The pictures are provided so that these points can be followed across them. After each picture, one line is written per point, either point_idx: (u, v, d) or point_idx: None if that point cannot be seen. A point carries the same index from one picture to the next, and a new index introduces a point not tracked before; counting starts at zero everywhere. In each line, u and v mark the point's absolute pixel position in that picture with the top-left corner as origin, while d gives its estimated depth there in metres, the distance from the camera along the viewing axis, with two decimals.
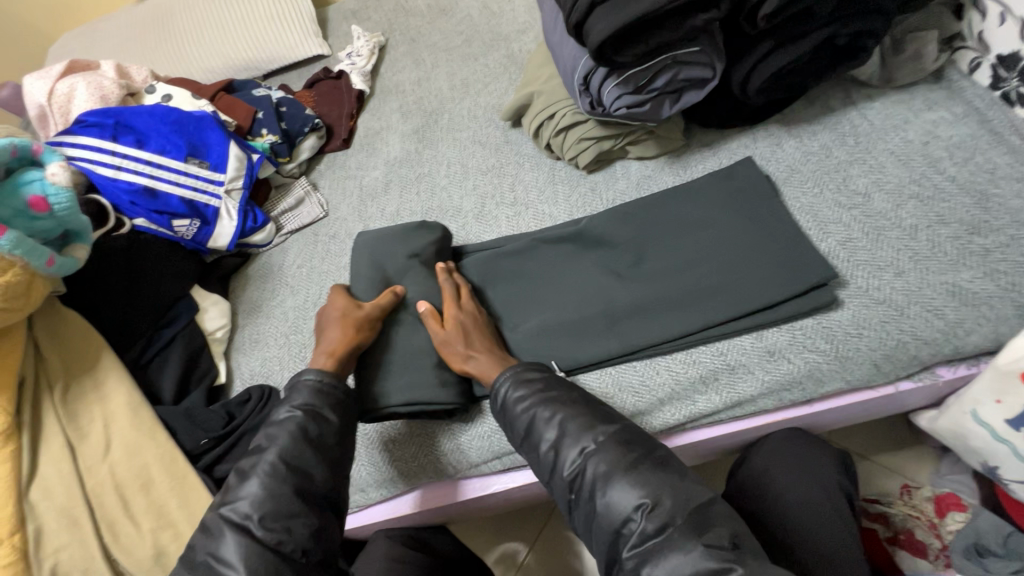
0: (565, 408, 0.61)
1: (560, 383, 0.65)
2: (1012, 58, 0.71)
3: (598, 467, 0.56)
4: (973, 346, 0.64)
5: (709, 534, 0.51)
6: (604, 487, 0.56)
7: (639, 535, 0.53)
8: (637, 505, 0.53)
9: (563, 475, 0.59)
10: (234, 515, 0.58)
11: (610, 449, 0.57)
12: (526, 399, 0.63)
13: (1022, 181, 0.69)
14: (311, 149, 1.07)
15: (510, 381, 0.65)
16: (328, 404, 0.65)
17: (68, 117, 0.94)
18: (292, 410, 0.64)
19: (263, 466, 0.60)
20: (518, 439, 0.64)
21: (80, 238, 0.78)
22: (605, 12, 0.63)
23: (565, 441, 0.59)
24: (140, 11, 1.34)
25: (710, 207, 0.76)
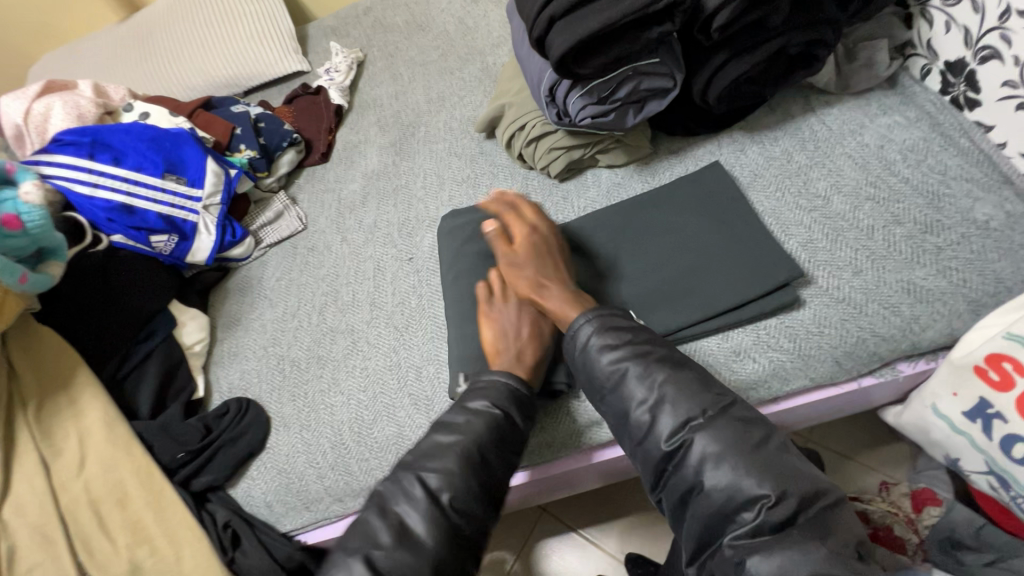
0: (663, 369, 0.61)
1: (656, 341, 0.65)
2: (959, 64, 0.74)
3: (709, 447, 0.56)
4: (930, 342, 0.67)
5: (831, 540, 0.50)
6: (711, 467, 0.55)
7: (750, 527, 0.52)
8: (759, 497, 0.53)
9: (660, 444, 0.59)
10: (429, 484, 0.60)
11: (719, 428, 0.57)
12: (617, 351, 0.63)
13: (971, 182, 0.71)
14: (290, 163, 1.08)
15: (595, 327, 0.65)
16: (517, 407, 0.65)
17: (45, 136, 0.94)
18: (490, 406, 0.64)
19: (458, 447, 0.61)
20: (602, 392, 0.64)
21: (56, 254, 0.78)
22: (564, 26, 0.65)
23: (664, 406, 0.59)
24: (117, 31, 1.36)
25: (680, 211, 0.77)
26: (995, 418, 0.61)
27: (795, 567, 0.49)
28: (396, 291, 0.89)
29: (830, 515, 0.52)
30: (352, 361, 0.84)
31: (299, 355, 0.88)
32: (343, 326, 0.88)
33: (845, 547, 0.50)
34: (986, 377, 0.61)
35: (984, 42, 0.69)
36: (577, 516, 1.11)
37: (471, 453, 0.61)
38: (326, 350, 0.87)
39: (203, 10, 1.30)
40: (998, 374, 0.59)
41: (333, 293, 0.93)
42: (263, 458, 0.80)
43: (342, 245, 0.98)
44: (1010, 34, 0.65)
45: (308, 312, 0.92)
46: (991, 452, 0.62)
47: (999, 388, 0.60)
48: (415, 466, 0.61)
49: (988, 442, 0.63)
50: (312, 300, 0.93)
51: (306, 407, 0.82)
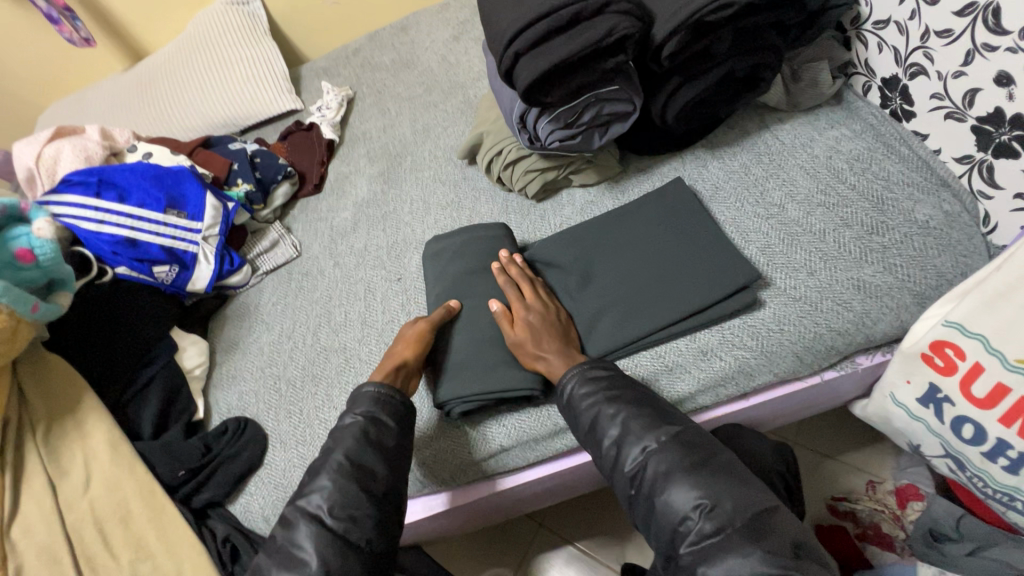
0: (628, 407, 0.66)
1: (628, 384, 0.69)
2: (893, 80, 0.81)
3: (659, 466, 0.61)
4: (882, 333, 0.71)
5: (768, 541, 0.53)
6: (664, 485, 0.60)
7: (697, 534, 0.56)
8: (697, 505, 0.57)
9: (624, 471, 0.64)
10: (309, 508, 0.63)
11: (671, 449, 0.62)
12: (592, 395, 0.68)
13: (912, 186, 0.77)
14: (284, 196, 1.15)
15: (577, 378, 0.70)
16: (387, 411, 0.70)
17: (54, 177, 1.01)
18: (356, 416, 0.70)
19: (331, 464, 0.66)
20: (582, 433, 0.69)
21: (64, 286, 0.84)
22: (529, 60, 0.72)
23: (627, 438, 0.64)
24: (122, 78, 1.45)
25: (646, 223, 0.83)
26: (944, 402, 0.65)
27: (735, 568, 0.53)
28: (386, 310, 0.94)
29: (765, 519, 0.55)
30: (345, 377, 0.88)
31: (295, 374, 0.92)
32: (336, 345, 0.93)
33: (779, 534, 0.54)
34: (932, 363, 0.65)
35: (911, 60, 0.75)
36: (574, 529, 1.13)
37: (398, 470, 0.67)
38: (320, 369, 0.91)
39: (202, 56, 1.39)
40: (942, 360, 0.64)
41: (326, 314, 0.98)
42: (260, 474, 0.84)
43: (334, 269, 1.03)
44: (931, 52, 0.72)
45: (303, 333, 0.97)
46: (944, 434, 0.67)
47: (945, 373, 0.64)
48: (299, 498, 0.65)
49: (940, 425, 0.67)
50: (306, 322, 0.98)
51: (302, 423, 0.86)
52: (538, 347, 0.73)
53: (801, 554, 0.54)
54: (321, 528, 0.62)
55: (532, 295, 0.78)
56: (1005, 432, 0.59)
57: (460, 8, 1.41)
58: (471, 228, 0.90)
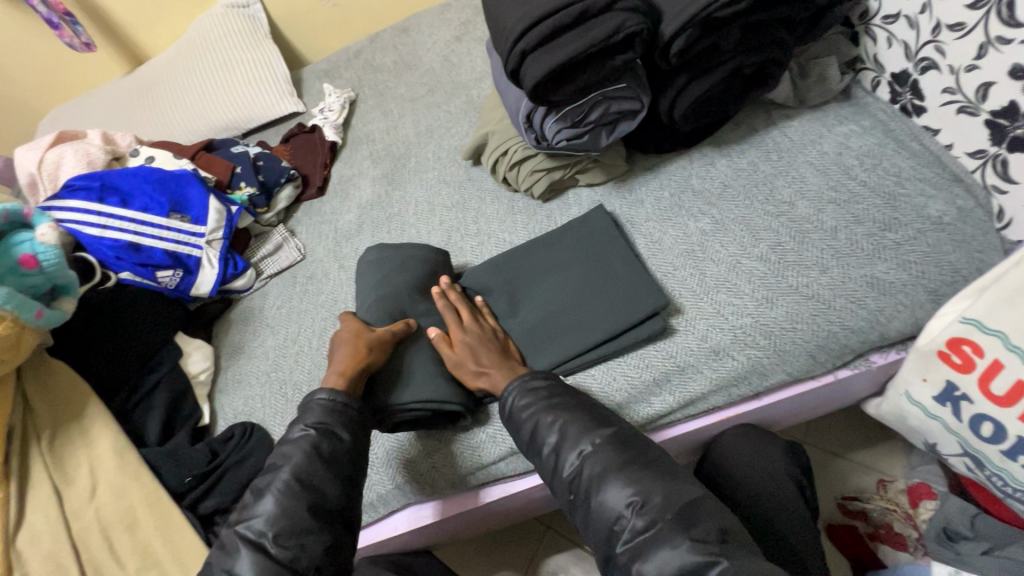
0: (566, 413, 0.65)
1: (568, 391, 0.68)
2: (903, 75, 0.80)
3: (593, 469, 0.61)
4: (897, 331, 0.71)
5: (695, 529, 0.54)
6: (599, 485, 0.60)
7: (629, 532, 0.57)
8: (630, 502, 0.57)
9: (563, 476, 0.63)
10: (249, 532, 0.62)
11: (605, 452, 0.61)
12: (531, 406, 0.67)
13: (925, 181, 0.76)
14: (288, 199, 1.14)
15: (516, 391, 0.68)
16: (341, 423, 0.68)
17: (57, 182, 1.00)
18: (305, 428, 0.67)
19: (277, 485, 0.63)
20: (521, 443, 0.68)
21: (68, 292, 0.83)
22: (536, 58, 0.71)
23: (565, 443, 0.63)
24: (123, 82, 1.44)
25: (602, 236, 0.83)
26: (962, 400, 0.64)
27: (669, 566, 0.53)
28: None
29: (697, 508, 0.56)
30: None
31: (301, 379, 0.91)
32: None
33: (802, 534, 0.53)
34: (949, 360, 0.64)
35: (922, 54, 0.75)
36: (582, 531, 1.12)
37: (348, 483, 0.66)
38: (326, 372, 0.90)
39: (202, 59, 1.38)
40: (960, 357, 0.63)
41: (331, 317, 0.97)
42: None
43: (339, 272, 1.03)
44: (943, 46, 0.71)
45: (308, 336, 0.96)
46: (962, 432, 0.66)
47: (963, 370, 0.63)
48: (239, 521, 0.63)
49: (958, 423, 0.66)
50: (311, 326, 0.97)
51: None
52: (477, 363, 0.73)
53: (729, 539, 0.54)
54: (263, 557, 0.59)
55: (473, 315, 0.79)
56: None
57: (463, 8, 1.40)
58: (399, 245, 0.88)
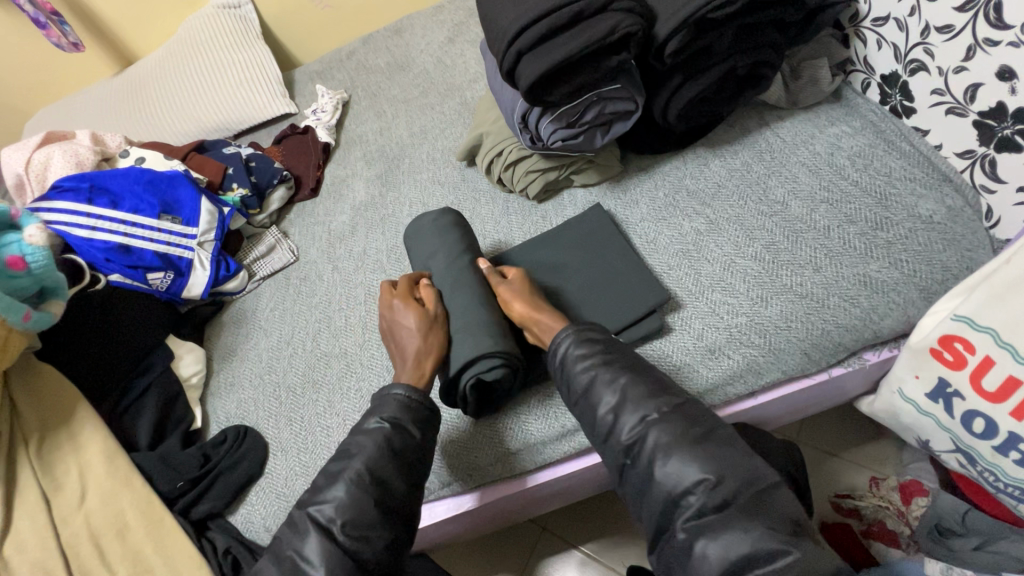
0: (626, 374, 0.65)
1: (623, 351, 0.68)
2: (893, 76, 0.81)
3: (660, 438, 0.59)
4: (889, 329, 0.72)
5: (768, 515, 0.54)
6: (664, 457, 0.58)
7: (696, 510, 0.55)
8: (700, 480, 0.56)
9: (621, 440, 0.62)
10: (320, 517, 0.62)
11: (672, 421, 0.60)
12: (587, 360, 0.67)
13: (914, 181, 0.77)
14: (281, 200, 1.14)
15: (572, 338, 0.68)
16: (412, 419, 0.68)
17: (45, 183, 0.99)
18: (381, 420, 0.67)
19: (348, 473, 0.64)
20: (574, 399, 0.67)
21: (57, 293, 0.82)
22: (531, 59, 0.71)
23: (625, 406, 0.63)
24: (113, 82, 1.42)
25: (606, 232, 0.84)
26: (954, 397, 0.65)
27: (735, 550, 0.52)
28: None
29: (770, 495, 0.55)
30: (347, 383, 0.87)
31: (295, 381, 0.90)
32: (337, 350, 0.91)
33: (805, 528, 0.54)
34: (941, 357, 0.65)
35: (912, 56, 0.76)
36: (577, 533, 1.12)
37: (363, 474, 0.63)
38: (321, 374, 0.89)
39: (193, 59, 1.37)
40: (952, 354, 0.63)
41: (325, 319, 0.96)
42: (261, 483, 0.82)
43: (333, 273, 1.02)
44: (932, 48, 0.72)
45: (302, 338, 0.95)
46: (954, 428, 0.66)
47: (954, 367, 0.64)
48: (309, 504, 0.64)
49: (951, 419, 0.66)
50: (305, 327, 0.96)
51: (302, 430, 0.84)
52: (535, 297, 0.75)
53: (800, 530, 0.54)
54: (330, 541, 0.60)
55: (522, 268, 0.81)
56: (1016, 425, 0.59)
57: (456, 10, 1.40)
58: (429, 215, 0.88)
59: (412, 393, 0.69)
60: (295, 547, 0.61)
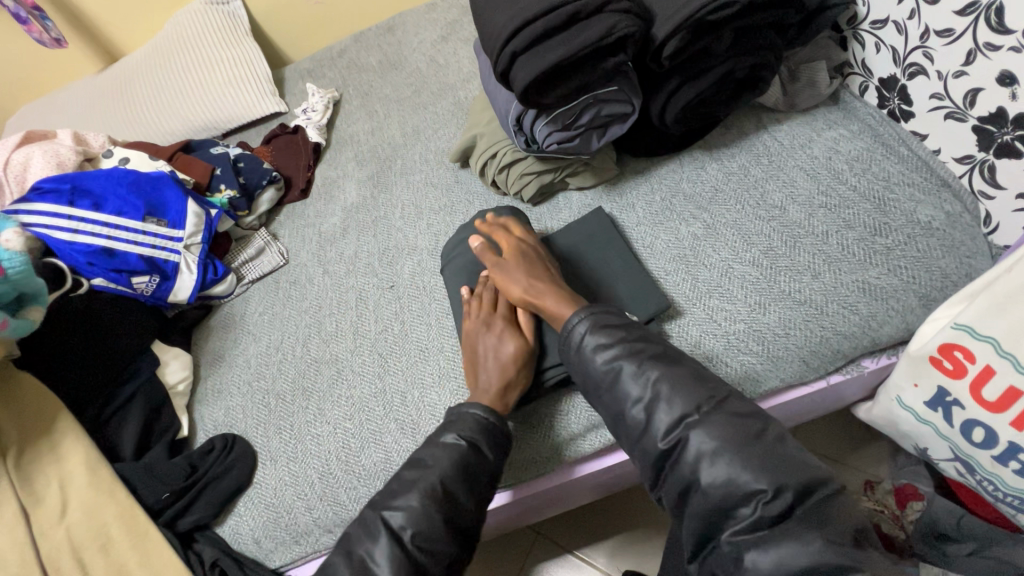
0: (658, 367, 0.63)
1: (650, 338, 0.67)
2: (891, 80, 0.80)
3: (704, 443, 0.57)
4: (888, 336, 0.71)
5: (829, 528, 0.51)
6: (710, 463, 0.56)
7: (747, 523, 0.54)
8: (757, 492, 0.54)
9: (657, 440, 0.60)
10: (391, 523, 0.61)
11: (714, 422, 0.58)
12: (613, 350, 0.65)
13: (912, 186, 0.77)
14: (270, 202, 1.11)
15: (590, 325, 0.67)
16: (489, 441, 0.66)
17: (25, 184, 0.96)
18: (459, 437, 0.66)
19: (425, 484, 0.63)
20: (600, 390, 0.66)
21: (37, 300, 0.79)
22: (525, 61, 0.70)
23: (660, 404, 0.61)
24: (97, 79, 1.39)
25: (606, 235, 0.83)
26: (953, 405, 0.64)
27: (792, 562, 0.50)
28: (378, 319, 0.91)
29: (828, 505, 0.53)
30: (337, 390, 0.85)
31: (284, 388, 0.88)
32: (328, 356, 0.89)
33: (842, 535, 0.51)
34: (940, 366, 0.64)
35: (911, 60, 0.75)
36: (573, 538, 1.11)
37: (435, 486, 0.63)
38: (311, 381, 0.87)
39: (180, 56, 1.34)
40: (951, 363, 0.63)
41: (316, 324, 0.94)
42: (249, 493, 0.80)
43: (324, 277, 1.00)
44: (932, 52, 0.71)
45: (292, 344, 0.93)
46: (954, 437, 0.66)
47: (954, 376, 0.63)
48: (382, 507, 0.63)
49: (950, 428, 0.66)
50: (296, 332, 0.94)
51: (292, 439, 0.82)
52: (529, 275, 0.75)
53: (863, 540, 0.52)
54: (401, 550, 0.60)
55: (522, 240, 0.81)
56: (1016, 436, 0.59)
57: (449, 8, 1.38)
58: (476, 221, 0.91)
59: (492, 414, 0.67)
60: (369, 551, 0.60)
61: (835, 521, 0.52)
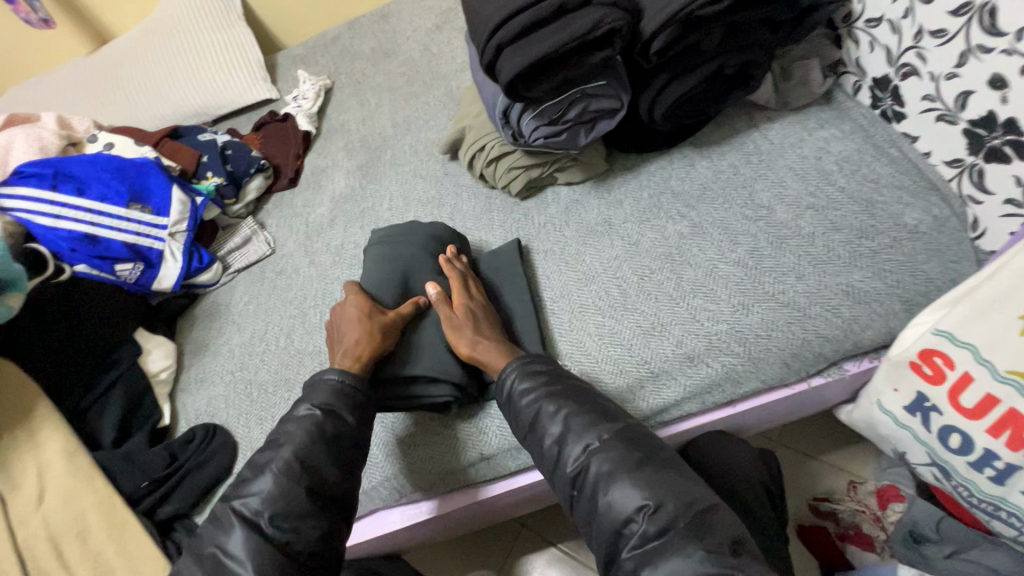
0: (568, 403, 0.63)
1: (566, 378, 0.67)
2: (884, 80, 0.79)
3: (601, 466, 0.58)
4: (870, 340, 0.71)
5: (708, 540, 0.51)
6: (606, 485, 0.57)
7: (639, 538, 0.54)
8: (641, 506, 0.55)
9: (566, 471, 0.61)
10: (245, 511, 0.59)
11: (612, 448, 0.59)
12: (532, 392, 0.65)
13: (902, 189, 0.76)
14: (258, 189, 1.10)
15: (516, 372, 0.67)
16: (346, 406, 0.65)
17: (7, 167, 0.95)
18: (312, 407, 0.65)
19: (278, 464, 0.61)
20: (523, 431, 0.65)
21: (16, 286, 0.78)
22: (512, 53, 0.69)
23: (568, 436, 0.61)
24: (87, 61, 1.37)
25: None
26: (931, 411, 0.64)
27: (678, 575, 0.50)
28: None
29: (710, 517, 0.53)
30: None
31: (266, 379, 0.88)
32: (311, 348, 0.89)
33: (724, 548, 0.51)
34: (920, 371, 0.64)
35: (903, 60, 0.74)
36: (557, 531, 1.11)
37: (291, 464, 0.61)
38: (293, 373, 0.87)
39: (171, 41, 1.32)
40: (931, 369, 0.63)
41: (300, 315, 0.94)
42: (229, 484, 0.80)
43: (309, 267, 0.99)
44: (925, 52, 0.70)
45: (276, 335, 0.93)
46: (932, 443, 0.66)
47: (933, 381, 0.63)
48: (234, 497, 0.61)
49: (928, 434, 0.66)
50: (279, 323, 0.94)
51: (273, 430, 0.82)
52: (476, 332, 0.71)
53: (741, 551, 0.51)
54: (258, 537, 0.58)
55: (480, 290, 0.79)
56: (992, 442, 0.59)
57: None
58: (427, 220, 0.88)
59: (347, 381, 0.67)
60: (219, 542, 0.58)
61: (715, 535, 0.52)
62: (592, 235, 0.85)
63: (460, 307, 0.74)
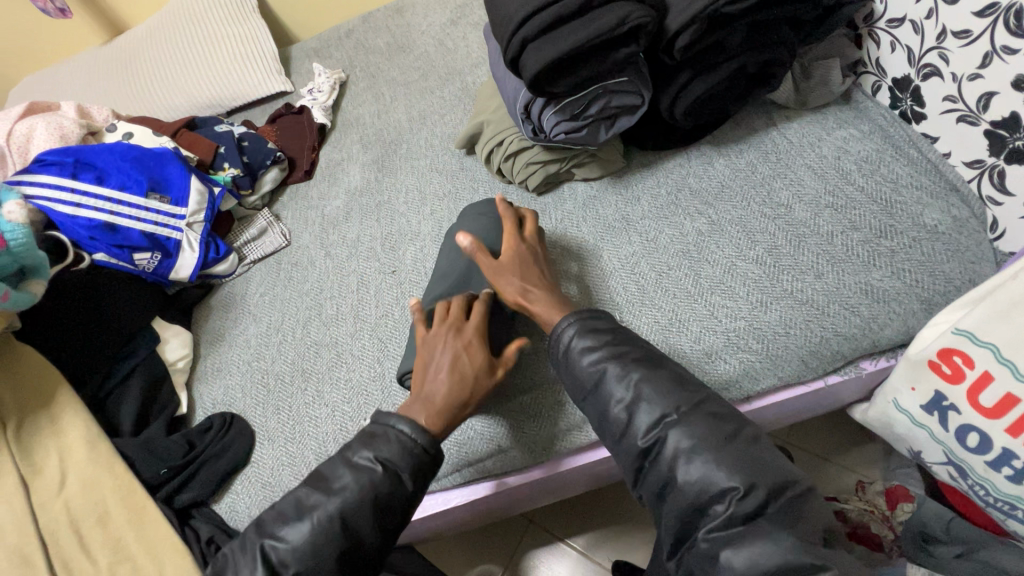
0: (639, 367, 0.63)
1: (632, 340, 0.67)
2: (905, 80, 0.79)
3: (681, 441, 0.58)
4: (888, 339, 0.71)
5: (798, 528, 0.53)
6: (685, 461, 0.57)
7: (722, 519, 0.54)
8: (728, 489, 0.55)
9: (636, 441, 0.61)
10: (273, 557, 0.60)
11: (693, 423, 0.59)
12: (595, 352, 0.66)
13: (921, 189, 0.76)
14: (273, 181, 1.10)
15: (576, 329, 0.67)
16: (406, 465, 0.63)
17: (27, 156, 0.95)
18: (375, 459, 0.63)
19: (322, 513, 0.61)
20: (584, 392, 0.66)
21: (38, 273, 0.79)
22: (537, 48, 0.69)
23: (641, 404, 0.61)
24: (101, 51, 1.37)
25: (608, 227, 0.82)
26: (950, 410, 0.64)
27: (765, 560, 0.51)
28: (379, 304, 0.91)
29: (791, 503, 0.55)
30: (336, 373, 0.85)
31: (283, 369, 0.88)
32: (328, 340, 0.89)
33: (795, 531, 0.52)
34: (939, 370, 0.64)
35: (925, 61, 0.74)
36: (566, 527, 1.12)
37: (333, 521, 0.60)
38: (310, 363, 0.88)
39: (186, 32, 1.32)
40: (950, 368, 0.63)
41: (316, 307, 0.94)
42: (247, 472, 0.80)
43: (326, 259, 1.00)
44: (948, 53, 0.70)
45: (292, 325, 0.93)
46: (949, 443, 0.66)
47: (952, 381, 0.63)
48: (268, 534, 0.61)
49: (946, 433, 0.66)
50: (296, 314, 0.94)
51: (290, 420, 0.83)
52: (524, 279, 0.72)
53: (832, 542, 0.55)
54: None
55: (534, 227, 0.79)
56: (1011, 442, 0.59)
57: None
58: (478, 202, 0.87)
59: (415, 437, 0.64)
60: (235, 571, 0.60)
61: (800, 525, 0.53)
62: (609, 230, 0.85)
63: (507, 254, 0.75)
